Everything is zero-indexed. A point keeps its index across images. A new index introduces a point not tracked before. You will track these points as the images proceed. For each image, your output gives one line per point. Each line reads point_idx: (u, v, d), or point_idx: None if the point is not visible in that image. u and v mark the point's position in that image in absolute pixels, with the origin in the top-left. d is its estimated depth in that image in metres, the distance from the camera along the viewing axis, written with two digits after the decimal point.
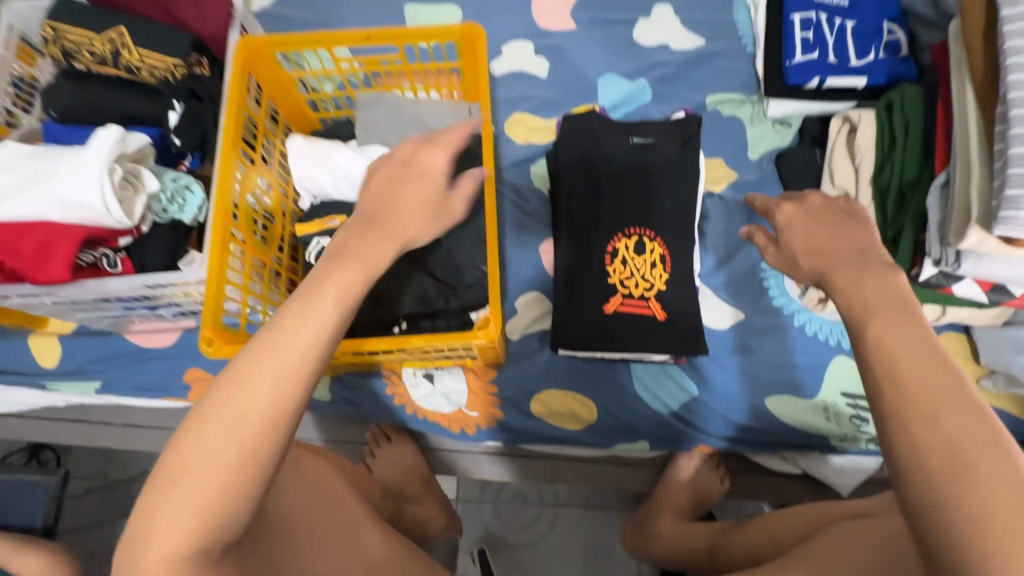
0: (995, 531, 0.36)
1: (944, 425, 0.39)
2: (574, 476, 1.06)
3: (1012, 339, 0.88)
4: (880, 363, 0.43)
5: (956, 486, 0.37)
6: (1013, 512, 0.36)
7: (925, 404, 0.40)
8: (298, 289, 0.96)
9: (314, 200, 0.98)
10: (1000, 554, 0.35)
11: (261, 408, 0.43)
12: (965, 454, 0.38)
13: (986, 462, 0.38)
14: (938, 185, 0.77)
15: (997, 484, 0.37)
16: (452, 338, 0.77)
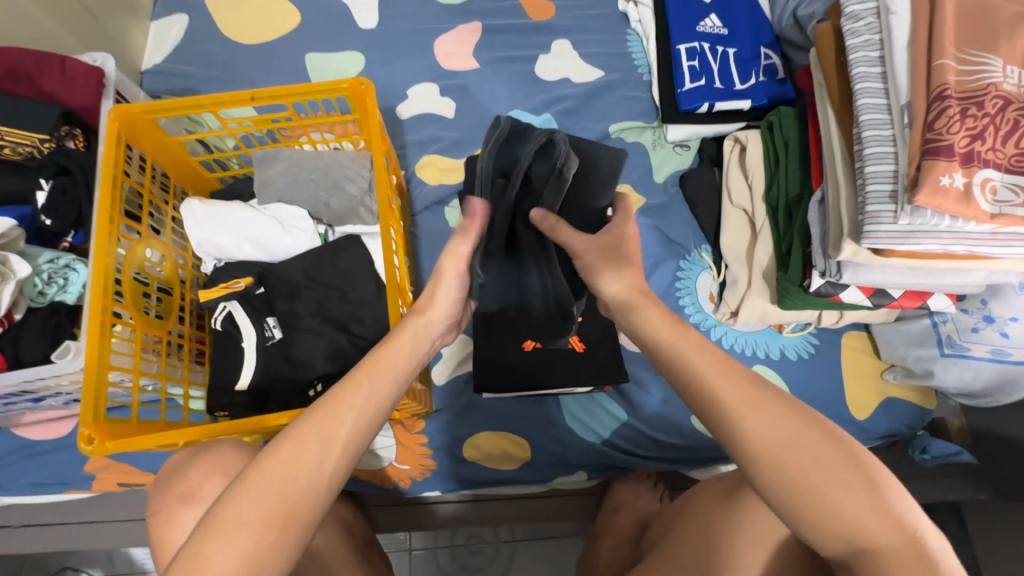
0: (837, 493, 0.46)
1: (764, 425, 0.48)
2: (523, 516, 1.04)
3: (904, 334, 0.93)
4: (704, 393, 0.51)
5: (797, 472, 0.47)
6: (826, 463, 0.47)
7: (738, 407, 0.49)
8: (206, 357, 0.92)
9: (218, 262, 0.95)
10: (836, 504, 0.46)
11: (300, 480, 0.53)
12: (781, 433, 0.48)
13: (797, 431, 0.48)
14: (816, 201, 0.82)
15: (812, 444, 0.47)
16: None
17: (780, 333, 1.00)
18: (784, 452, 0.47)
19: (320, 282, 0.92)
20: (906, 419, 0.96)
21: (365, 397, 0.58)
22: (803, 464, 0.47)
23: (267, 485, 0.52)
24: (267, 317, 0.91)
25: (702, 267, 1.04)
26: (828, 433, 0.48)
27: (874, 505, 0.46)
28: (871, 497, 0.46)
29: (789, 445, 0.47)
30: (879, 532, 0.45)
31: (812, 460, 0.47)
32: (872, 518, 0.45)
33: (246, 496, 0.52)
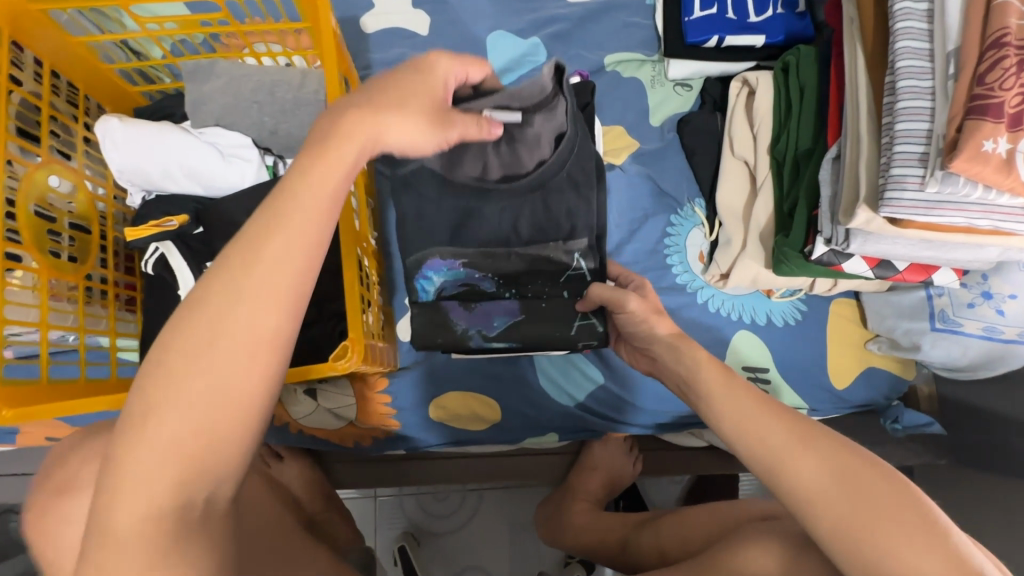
0: (887, 537, 0.43)
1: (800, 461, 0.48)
2: (491, 474, 1.01)
3: (895, 304, 0.89)
4: (741, 430, 0.51)
5: (839, 510, 0.45)
6: (886, 504, 0.44)
7: (774, 444, 0.49)
8: (138, 304, 0.81)
9: (146, 195, 0.82)
10: (885, 547, 0.43)
11: (237, 353, 0.40)
12: (829, 467, 0.47)
13: (848, 466, 0.46)
14: (830, 159, 0.74)
15: (869, 484, 0.45)
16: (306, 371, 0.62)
17: (768, 298, 0.95)
18: (831, 489, 0.46)
19: None
20: (883, 390, 0.95)
21: (305, 233, 0.42)
22: (850, 502, 0.45)
23: (179, 407, 0.39)
24: (207, 262, 0.80)
25: (694, 223, 0.97)
26: (887, 474, 0.46)
27: (942, 555, 0.42)
28: (939, 546, 0.42)
29: (835, 478, 0.46)
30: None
31: (865, 497, 0.45)
32: (936, 567, 0.42)
33: (165, 392, 0.39)
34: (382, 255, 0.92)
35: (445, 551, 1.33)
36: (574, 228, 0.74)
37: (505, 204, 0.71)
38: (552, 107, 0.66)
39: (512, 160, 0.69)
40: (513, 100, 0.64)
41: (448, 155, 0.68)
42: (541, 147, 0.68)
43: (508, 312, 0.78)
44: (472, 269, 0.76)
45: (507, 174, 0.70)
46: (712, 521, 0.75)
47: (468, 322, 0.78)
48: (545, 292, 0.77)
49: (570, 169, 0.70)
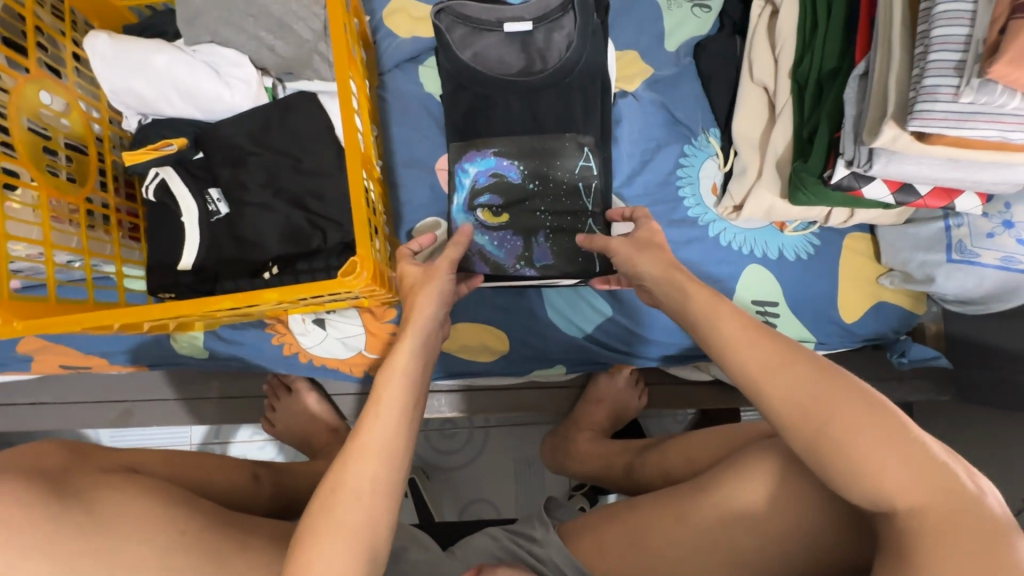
0: (870, 463, 0.47)
1: (787, 383, 0.51)
2: (498, 407, 1.03)
3: (911, 237, 0.87)
4: (739, 365, 0.54)
5: (836, 438, 0.48)
6: (853, 425, 0.48)
7: (761, 371, 0.52)
8: (141, 233, 0.80)
9: (142, 118, 0.79)
10: (872, 469, 0.47)
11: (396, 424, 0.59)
12: (806, 400, 0.50)
13: (827, 396, 0.49)
14: (856, 76, 0.70)
15: (844, 410, 0.48)
16: (306, 289, 0.57)
17: (780, 232, 0.93)
18: (800, 407, 0.50)
19: (270, 147, 0.78)
20: (892, 324, 0.95)
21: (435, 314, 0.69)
22: (822, 425, 0.49)
23: (385, 433, 0.58)
24: (209, 188, 0.78)
25: (708, 153, 0.94)
26: (868, 401, 0.49)
27: (914, 470, 0.46)
28: (912, 464, 0.47)
29: (806, 406, 0.50)
30: (904, 489, 0.46)
31: (837, 417, 0.48)
32: (909, 482, 0.46)
33: (362, 459, 0.56)
34: (387, 185, 0.90)
35: (453, 484, 1.38)
36: (587, 125, 0.82)
37: (523, 101, 0.82)
38: (559, 21, 0.80)
39: (528, 54, 0.81)
40: (525, 11, 0.80)
41: (479, 49, 0.81)
42: (555, 48, 0.80)
43: (536, 231, 0.81)
44: (502, 157, 0.81)
45: (526, 69, 0.81)
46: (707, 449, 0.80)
47: (512, 258, 0.81)
48: (564, 189, 0.81)
49: (583, 65, 0.80)
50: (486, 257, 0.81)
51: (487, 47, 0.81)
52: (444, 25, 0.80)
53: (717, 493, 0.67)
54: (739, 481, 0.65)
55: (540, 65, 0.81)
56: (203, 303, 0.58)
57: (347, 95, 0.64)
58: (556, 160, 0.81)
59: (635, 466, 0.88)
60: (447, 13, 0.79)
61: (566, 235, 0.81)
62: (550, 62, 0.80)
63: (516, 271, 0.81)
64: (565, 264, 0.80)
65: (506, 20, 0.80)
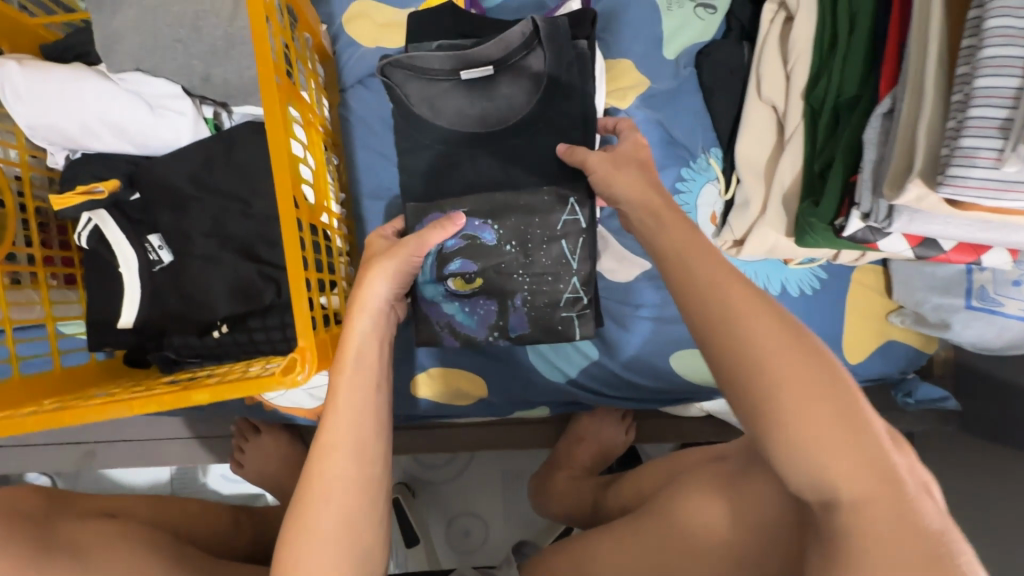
0: (810, 438, 0.38)
1: (749, 328, 0.41)
2: (478, 443, 0.98)
3: (929, 276, 0.79)
4: (697, 302, 0.44)
5: (783, 403, 0.39)
6: (800, 392, 0.39)
7: (723, 311, 0.43)
8: (79, 281, 0.73)
9: (70, 154, 0.71)
10: (812, 445, 0.38)
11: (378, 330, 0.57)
12: (757, 344, 0.41)
13: (782, 344, 0.40)
14: (879, 115, 0.61)
15: (794, 368, 0.39)
16: (233, 388, 0.50)
17: (784, 266, 0.85)
18: (756, 356, 0.40)
19: (212, 189, 0.69)
20: (900, 364, 0.88)
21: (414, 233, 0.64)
22: (768, 386, 0.39)
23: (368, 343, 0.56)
24: (149, 235, 0.70)
25: (708, 178, 0.85)
26: (827, 363, 0.40)
27: (856, 451, 0.37)
28: (855, 449, 0.37)
29: (761, 357, 0.40)
30: (846, 476, 0.37)
31: (785, 376, 0.39)
32: (854, 471, 0.37)
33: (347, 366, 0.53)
34: (351, 219, 0.81)
35: (440, 500, 1.35)
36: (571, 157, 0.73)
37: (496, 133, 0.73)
38: (523, 60, 0.71)
39: (490, 104, 0.72)
40: (485, 55, 0.70)
41: (435, 100, 0.72)
42: (521, 92, 0.71)
43: (511, 301, 0.76)
44: (473, 216, 0.74)
45: (488, 121, 0.72)
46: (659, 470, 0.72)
47: (484, 329, 0.78)
48: (544, 252, 0.75)
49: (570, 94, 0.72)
50: (456, 329, 0.78)
51: (444, 100, 0.72)
52: (396, 80, 0.71)
53: (665, 520, 0.59)
54: (686, 518, 0.57)
55: (503, 115, 0.72)
56: (112, 403, 0.52)
57: (284, 149, 0.53)
58: (534, 223, 0.74)
59: (599, 503, 0.80)
60: (392, 66, 0.70)
61: (544, 300, 0.76)
62: (515, 112, 0.72)
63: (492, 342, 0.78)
64: (539, 335, 0.77)
65: (462, 66, 0.71)
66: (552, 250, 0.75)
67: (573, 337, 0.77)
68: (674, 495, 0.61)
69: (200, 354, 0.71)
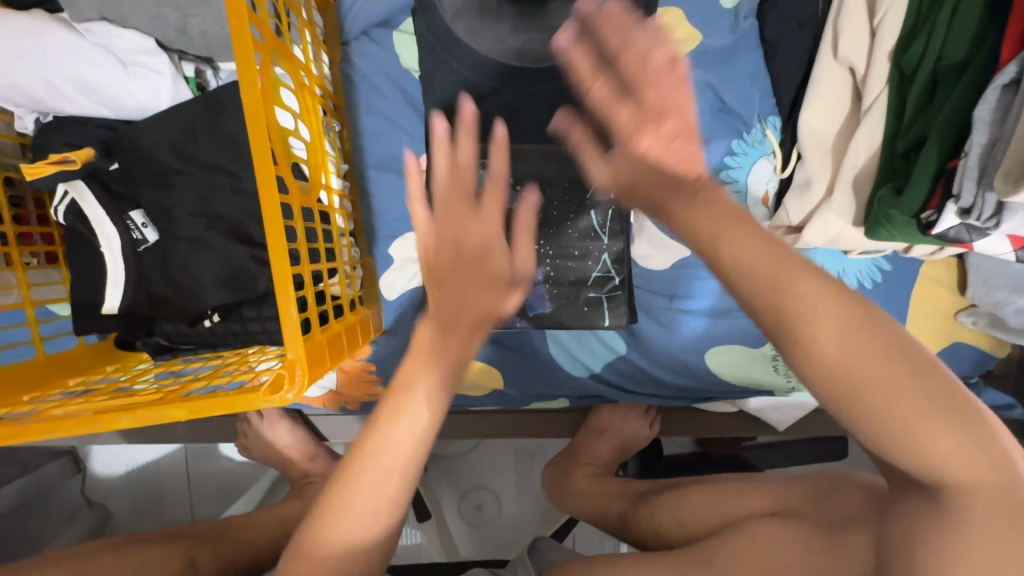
0: (927, 439, 0.34)
1: (833, 339, 0.34)
2: (492, 431, 0.92)
3: (1011, 274, 0.70)
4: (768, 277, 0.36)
5: (896, 415, 0.34)
6: (910, 391, 0.34)
7: (799, 306, 0.35)
8: (61, 259, 0.67)
9: (40, 117, 0.62)
10: (930, 447, 0.34)
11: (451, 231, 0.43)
12: (849, 368, 0.34)
13: (878, 355, 0.34)
14: (997, 87, 0.49)
15: (897, 374, 0.34)
16: (217, 404, 0.45)
17: (843, 254, 0.75)
18: (855, 368, 0.34)
19: (197, 161, 0.61)
20: (964, 367, 0.78)
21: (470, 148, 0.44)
22: (879, 400, 0.34)
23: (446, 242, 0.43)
24: (131, 210, 0.63)
25: (762, 152, 0.73)
26: (928, 368, 0.35)
27: (966, 451, 0.34)
28: (966, 442, 0.34)
29: (861, 372, 0.34)
30: (964, 469, 0.35)
31: (885, 392, 0.34)
32: (972, 463, 0.35)
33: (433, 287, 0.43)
34: (354, 194, 0.72)
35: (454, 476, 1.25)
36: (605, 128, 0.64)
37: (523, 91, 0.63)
38: None
39: (534, 35, 0.62)
40: None
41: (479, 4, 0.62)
42: (568, 26, 0.61)
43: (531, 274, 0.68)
44: None
45: (525, 54, 0.63)
46: (725, 498, 0.63)
47: None
48: (569, 226, 0.67)
49: None
50: None
51: (484, 20, 0.62)
52: None
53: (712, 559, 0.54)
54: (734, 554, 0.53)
55: (547, 47, 0.62)
56: (84, 419, 0.46)
57: (263, 126, 0.44)
58: (560, 185, 0.66)
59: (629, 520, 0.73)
60: None
61: (569, 277, 0.68)
62: (557, 42, 0.62)
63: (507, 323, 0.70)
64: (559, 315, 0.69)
65: None
66: (577, 224, 0.67)
67: (599, 323, 0.69)
68: (733, 543, 0.54)
69: (195, 342, 0.65)
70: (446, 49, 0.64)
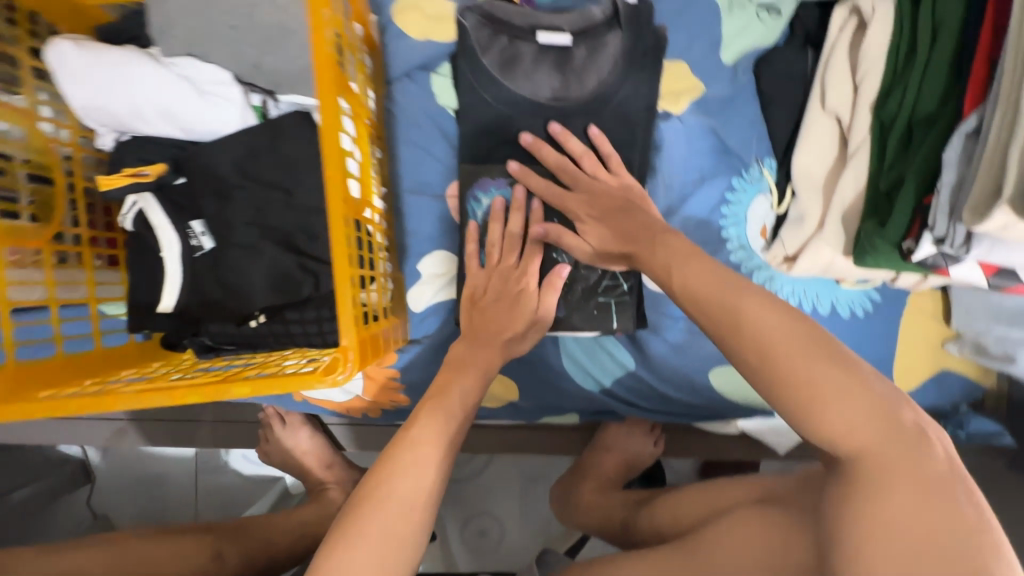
0: (826, 407, 0.44)
1: (768, 323, 0.47)
2: (503, 445, 0.96)
3: (994, 305, 0.74)
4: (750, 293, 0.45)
5: (802, 389, 0.44)
6: (809, 374, 0.44)
7: (735, 299, 0.49)
8: (121, 263, 0.73)
9: (117, 137, 0.70)
10: (826, 416, 0.44)
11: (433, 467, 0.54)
12: (765, 338, 0.46)
13: (788, 339, 0.46)
14: (961, 134, 0.57)
15: (803, 360, 0.45)
16: (272, 384, 0.50)
17: (837, 285, 0.81)
18: (774, 342, 0.46)
19: (256, 178, 0.69)
20: (953, 394, 0.84)
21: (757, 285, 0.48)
22: (789, 371, 0.45)
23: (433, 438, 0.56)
24: (191, 221, 0.69)
25: (760, 189, 0.81)
26: (832, 351, 0.45)
27: (865, 422, 0.43)
28: (869, 415, 0.43)
29: (786, 347, 0.45)
30: (862, 442, 0.43)
31: (794, 370, 0.45)
32: (873, 435, 0.43)
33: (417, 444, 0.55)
34: (390, 214, 0.80)
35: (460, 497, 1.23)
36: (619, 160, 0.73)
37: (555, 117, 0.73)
38: (601, 38, 0.72)
39: (568, 71, 0.72)
40: (567, 23, 0.72)
41: (506, 54, 0.73)
42: (597, 66, 0.73)
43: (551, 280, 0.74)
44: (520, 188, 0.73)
45: (561, 87, 0.73)
46: (717, 491, 0.68)
47: None
48: None
49: (625, 92, 0.73)
50: None
51: (522, 56, 0.73)
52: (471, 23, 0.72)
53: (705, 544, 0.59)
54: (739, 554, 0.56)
55: (582, 82, 0.73)
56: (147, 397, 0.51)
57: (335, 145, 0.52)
58: None
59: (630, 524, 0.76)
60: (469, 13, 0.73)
61: (582, 285, 0.74)
62: (589, 76, 0.72)
63: None
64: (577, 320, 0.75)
65: (540, 28, 0.73)
66: None
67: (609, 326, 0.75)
68: (725, 525, 0.59)
69: (238, 341, 0.71)
70: (487, 84, 0.73)
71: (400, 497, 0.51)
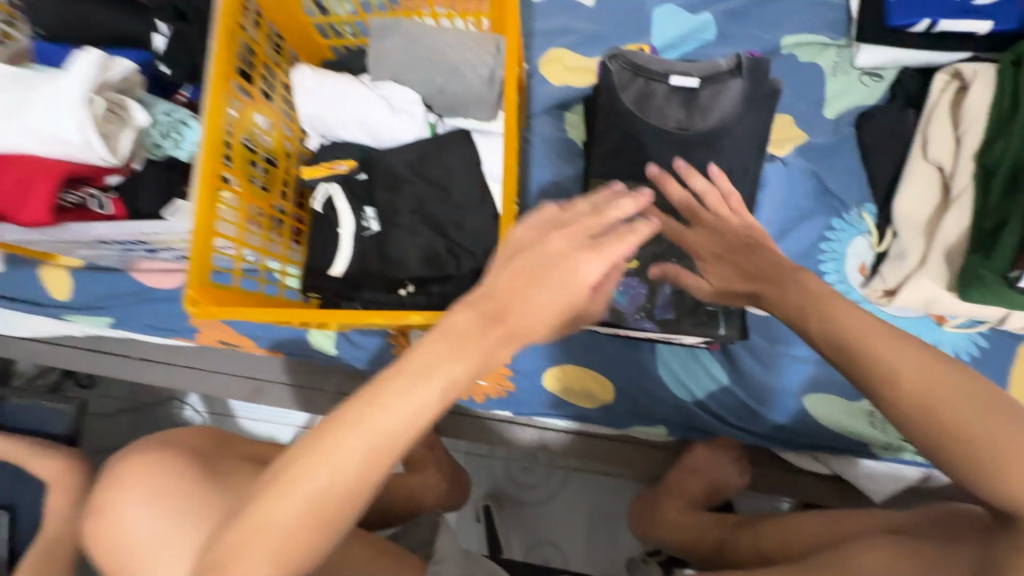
0: (974, 436, 0.47)
1: (896, 354, 0.50)
2: (588, 453, 1.00)
3: None
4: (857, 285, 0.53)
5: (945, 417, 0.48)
6: (950, 404, 0.48)
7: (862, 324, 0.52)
8: (303, 238, 0.93)
9: (322, 140, 0.90)
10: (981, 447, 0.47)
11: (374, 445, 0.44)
12: (899, 367, 0.49)
13: (925, 371, 0.49)
14: None
15: (942, 389, 0.48)
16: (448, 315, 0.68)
17: (938, 325, 0.83)
18: (912, 376, 0.49)
19: (422, 176, 0.85)
20: None
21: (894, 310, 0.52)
22: (931, 405, 0.48)
23: (380, 430, 0.43)
24: (366, 206, 0.86)
25: (858, 230, 0.87)
26: (967, 379, 0.49)
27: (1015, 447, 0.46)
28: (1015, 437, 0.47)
29: (922, 379, 0.48)
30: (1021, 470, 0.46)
31: (935, 402, 0.48)
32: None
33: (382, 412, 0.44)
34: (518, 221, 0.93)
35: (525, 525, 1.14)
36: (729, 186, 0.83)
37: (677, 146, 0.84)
38: (725, 83, 0.84)
39: (693, 109, 0.84)
40: (695, 70, 0.85)
41: (642, 93, 0.85)
42: (720, 106, 0.84)
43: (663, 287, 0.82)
44: None
45: (686, 122, 0.84)
46: (833, 521, 0.72)
47: (633, 308, 0.83)
48: None
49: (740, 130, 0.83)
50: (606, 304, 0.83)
51: (655, 94, 0.85)
52: (614, 67, 0.86)
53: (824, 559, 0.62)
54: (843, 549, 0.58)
55: (705, 119, 0.84)
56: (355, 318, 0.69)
57: None
58: None
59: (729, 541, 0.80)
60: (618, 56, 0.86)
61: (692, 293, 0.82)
62: (712, 115, 0.83)
63: (639, 326, 0.82)
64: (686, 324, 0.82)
65: (673, 73, 0.85)
66: None
67: (716, 331, 0.81)
68: (846, 546, 0.62)
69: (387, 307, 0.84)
70: (620, 114, 0.86)
71: (311, 488, 0.43)
